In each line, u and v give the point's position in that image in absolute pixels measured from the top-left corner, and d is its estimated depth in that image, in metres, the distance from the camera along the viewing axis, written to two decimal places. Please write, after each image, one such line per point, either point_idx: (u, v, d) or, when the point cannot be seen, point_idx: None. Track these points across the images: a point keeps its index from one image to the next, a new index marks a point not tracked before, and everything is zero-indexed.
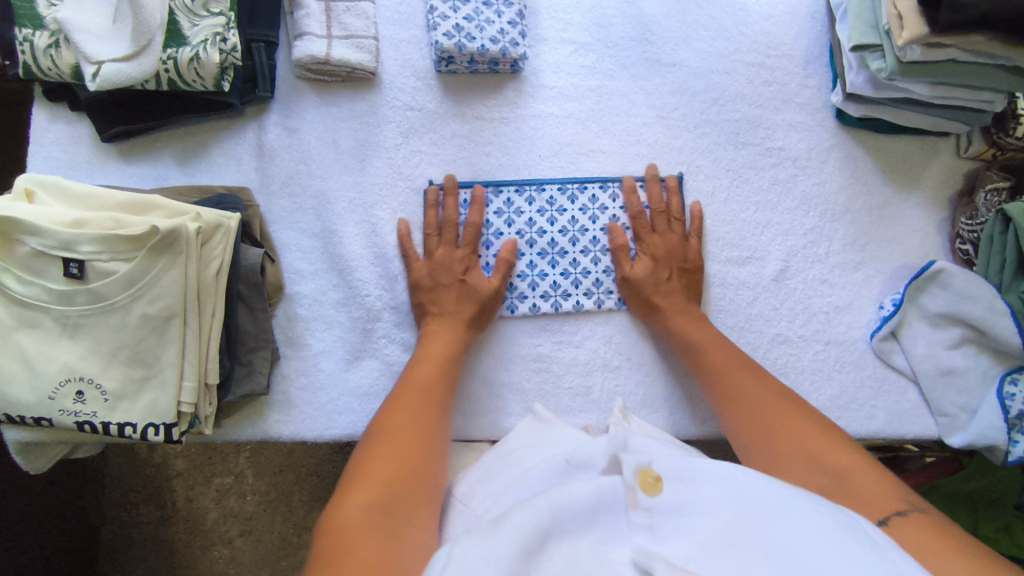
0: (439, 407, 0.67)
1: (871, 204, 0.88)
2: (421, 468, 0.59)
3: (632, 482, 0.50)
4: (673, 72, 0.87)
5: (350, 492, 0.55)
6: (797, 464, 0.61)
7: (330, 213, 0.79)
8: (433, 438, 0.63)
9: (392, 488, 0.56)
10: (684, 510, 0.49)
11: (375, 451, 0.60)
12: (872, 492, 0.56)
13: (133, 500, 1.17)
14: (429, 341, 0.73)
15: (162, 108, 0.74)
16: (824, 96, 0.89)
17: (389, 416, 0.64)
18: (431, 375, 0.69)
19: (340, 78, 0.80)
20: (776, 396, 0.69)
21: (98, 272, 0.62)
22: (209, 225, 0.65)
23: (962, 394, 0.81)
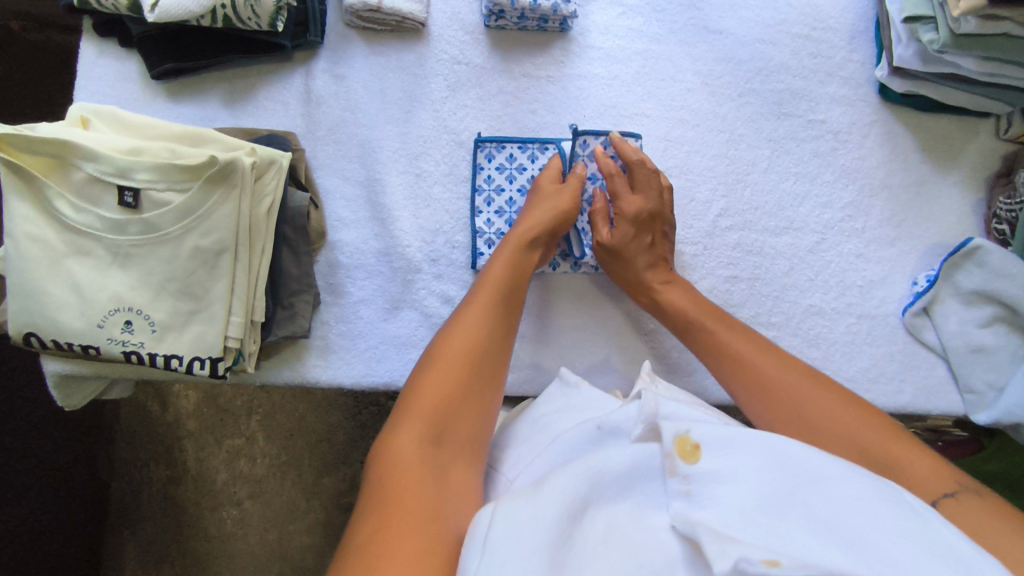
0: (501, 326, 0.64)
1: (909, 182, 0.88)
2: (471, 399, 0.58)
3: (668, 449, 0.47)
4: (719, 39, 0.87)
5: (402, 424, 0.54)
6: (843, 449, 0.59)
7: (375, 163, 0.79)
8: (486, 362, 0.61)
9: (445, 416, 0.55)
10: (721, 477, 0.45)
11: (431, 375, 0.58)
12: (922, 472, 0.54)
13: (146, 457, 1.18)
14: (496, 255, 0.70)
15: (212, 47, 0.73)
16: (868, 71, 0.89)
17: (447, 337, 0.61)
18: (493, 294, 0.66)
19: (389, 27, 0.80)
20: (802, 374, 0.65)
21: (152, 201, 0.62)
22: (263, 161, 0.65)
23: (991, 372, 0.81)
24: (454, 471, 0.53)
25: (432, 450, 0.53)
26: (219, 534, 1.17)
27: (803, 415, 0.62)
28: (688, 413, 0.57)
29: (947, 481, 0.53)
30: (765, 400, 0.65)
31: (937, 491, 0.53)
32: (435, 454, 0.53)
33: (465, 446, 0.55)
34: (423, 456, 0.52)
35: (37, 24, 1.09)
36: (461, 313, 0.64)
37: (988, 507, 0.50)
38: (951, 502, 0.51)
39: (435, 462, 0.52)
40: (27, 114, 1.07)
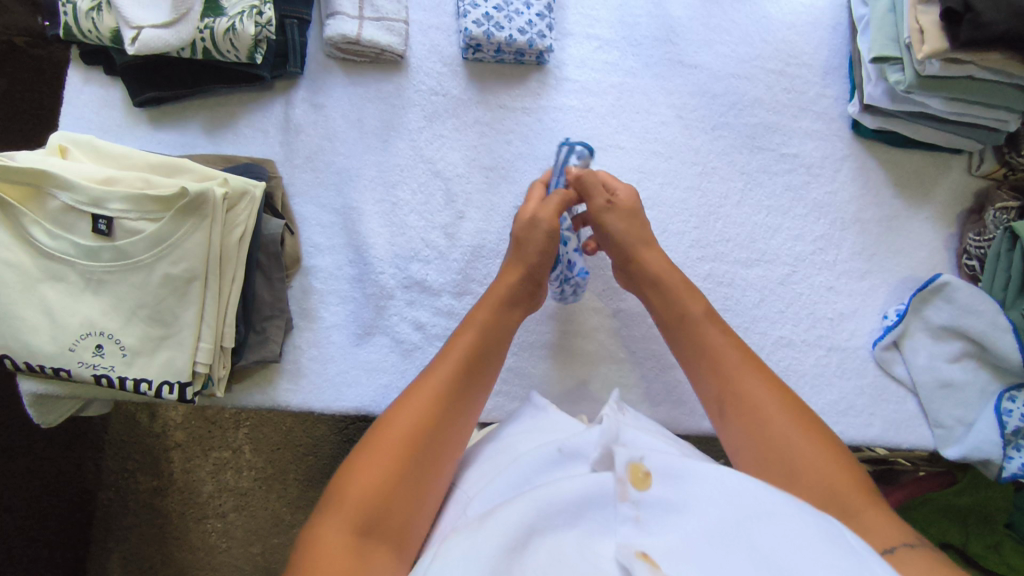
0: (458, 404, 0.62)
1: (881, 216, 0.89)
2: (415, 484, 0.56)
3: (620, 475, 0.49)
4: (694, 74, 0.88)
5: (330, 513, 0.53)
6: (804, 487, 0.56)
7: (351, 191, 0.80)
8: (438, 448, 0.58)
9: (379, 501, 0.54)
10: (673, 506, 0.47)
11: (370, 452, 0.56)
12: (880, 523, 0.52)
13: (132, 468, 1.18)
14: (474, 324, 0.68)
15: (192, 76, 0.75)
16: (841, 106, 0.90)
17: (398, 410, 0.60)
18: (451, 367, 0.63)
19: (368, 59, 0.82)
20: (782, 396, 0.63)
21: (124, 230, 0.64)
22: (235, 191, 0.66)
23: (959, 407, 0.81)
24: (379, 566, 0.51)
25: (358, 541, 0.51)
26: (203, 546, 1.18)
27: (768, 451, 0.59)
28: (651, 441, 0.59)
29: (903, 534, 0.51)
30: (737, 421, 0.63)
31: (893, 541, 0.51)
32: (360, 542, 0.51)
33: (395, 537, 0.54)
34: (348, 548, 0.50)
35: (41, 40, 1.11)
36: (414, 387, 0.62)
37: (942, 562, 0.48)
38: (904, 552, 0.49)
39: (359, 552, 0.51)
40: (33, 132, 1.10)
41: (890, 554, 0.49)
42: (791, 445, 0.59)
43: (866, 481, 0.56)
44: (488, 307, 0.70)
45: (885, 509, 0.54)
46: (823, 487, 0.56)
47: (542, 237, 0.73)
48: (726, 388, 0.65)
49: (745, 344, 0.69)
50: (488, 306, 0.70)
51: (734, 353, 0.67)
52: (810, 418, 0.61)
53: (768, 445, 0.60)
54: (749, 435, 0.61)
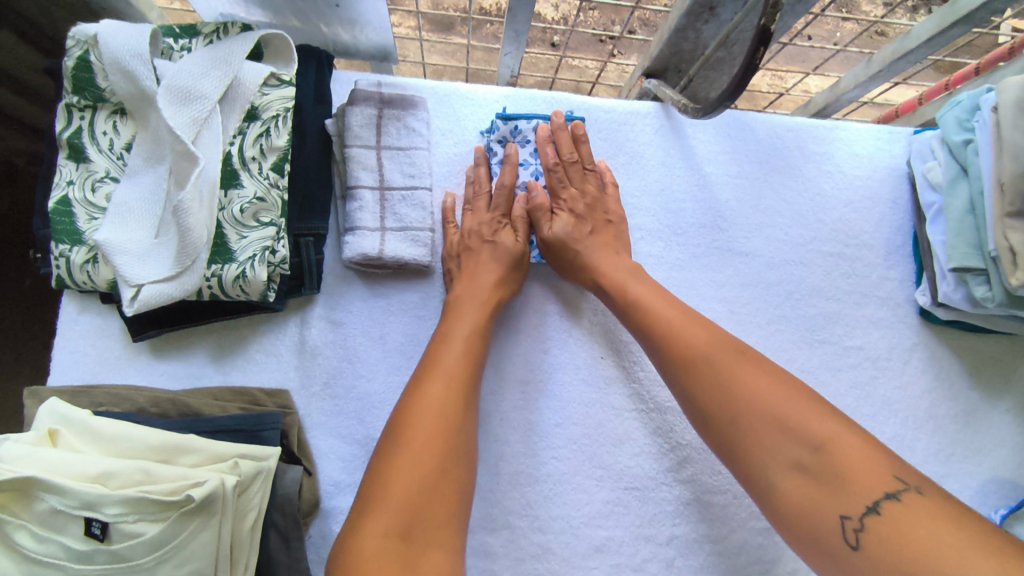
0: (463, 410, 0.59)
1: (958, 410, 0.81)
2: (439, 479, 0.54)
3: None
4: (746, 262, 0.80)
5: (361, 529, 0.50)
6: (767, 439, 0.53)
7: (374, 419, 0.72)
8: (450, 449, 0.56)
9: (414, 500, 0.51)
10: None
11: (397, 458, 0.54)
12: (861, 466, 0.49)
13: None
14: (459, 318, 0.67)
15: (201, 312, 0.68)
16: (908, 290, 0.82)
17: (412, 418, 0.57)
18: (442, 376, 0.60)
19: (392, 269, 0.74)
20: (732, 351, 0.59)
21: (121, 533, 0.55)
22: (247, 474, 0.58)
23: None
24: (429, 565, 0.49)
25: (399, 546, 0.49)
26: None
27: (722, 403, 0.57)
28: None
29: (887, 479, 0.48)
30: (685, 385, 0.61)
31: (877, 490, 0.47)
32: (407, 553, 0.49)
33: (436, 533, 0.51)
34: (388, 552, 0.48)
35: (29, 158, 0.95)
36: (415, 399, 0.59)
37: (942, 516, 0.45)
38: (891, 509, 0.46)
39: (406, 559, 0.48)
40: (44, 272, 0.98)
41: (876, 518, 0.46)
42: (745, 399, 0.56)
43: (831, 411, 0.53)
44: (475, 314, 0.67)
45: (869, 447, 0.50)
46: (782, 431, 0.53)
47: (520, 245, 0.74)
48: (673, 344, 0.62)
49: (679, 300, 0.66)
50: (478, 312, 0.68)
51: (663, 311, 0.64)
52: (757, 358, 0.59)
53: (718, 407, 0.57)
54: (699, 403, 0.59)
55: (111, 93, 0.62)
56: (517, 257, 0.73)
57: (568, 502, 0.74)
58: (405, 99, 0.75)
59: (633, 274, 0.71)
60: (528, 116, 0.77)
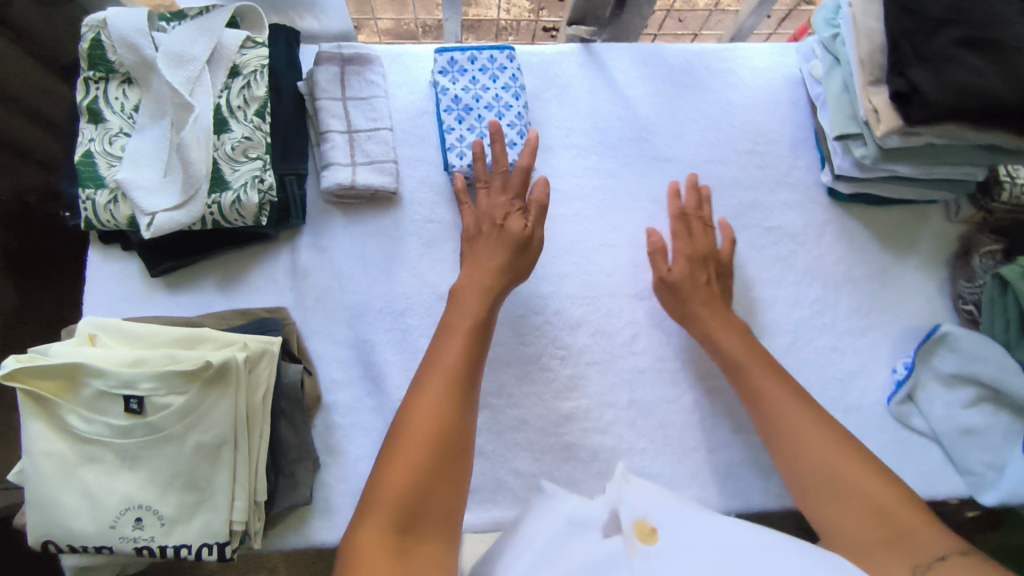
0: (456, 411, 0.65)
1: (869, 272, 0.93)
2: (441, 480, 0.61)
3: (631, 531, 0.61)
4: (670, 166, 0.93)
5: (367, 516, 0.58)
6: (851, 508, 0.66)
7: (363, 325, 0.84)
8: (453, 439, 0.63)
9: (408, 498, 0.59)
10: (677, 556, 0.58)
11: (398, 454, 0.61)
12: (914, 525, 0.62)
13: None
14: (457, 309, 0.72)
15: (208, 243, 0.80)
16: (814, 175, 0.95)
17: (415, 409, 0.64)
18: (448, 374, 0.66)
19: (365, 199, 0.87)
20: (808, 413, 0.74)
21: (155, 406, 0.67)
22: (255, 353, 0.70)
23: (987, 452, 0.82)
24: (424, 554, 0.57)
25: (397, 538, 0.57)
26: None
27: (796, 457, 0.72)
28: (653, 494, 0.66)
29: (950, 545, 0.60)
30: (768, 429, 0.75)
31: (932, 553, 0.60)
32: (400, 542, 0.57)
33: (436, 529, 0.60)
34: (388, 544, 0.56)
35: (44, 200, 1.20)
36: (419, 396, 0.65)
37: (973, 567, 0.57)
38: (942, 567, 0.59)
39: (400, 549, 0.56)
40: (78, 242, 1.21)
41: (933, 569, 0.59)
42: (829, 466, 0.69)
43: (900, 487, 0.66)
44: (477, 306, 0.72)
45: (931, 529, 0.62)
46: (869, 509, 0.65)
47: (521, 227, 0.76)
48: (752, 386, 0.78)
49: (773, 364, 0.79)
50: (478, 304, 0.72)
51: (765, 378, 0.77)
52: (830, 424, 0.73)
53: (799, 449, 0.72)
54: (771, 422, 0.75)
55: (119, 65, 0.75)
56: (521, 246, 0.76)
57: (538, 380, 0.85)
58: (361, 57, 0.88)
59: (716, 312, 0.83)
60: (461, 48, 0.86)
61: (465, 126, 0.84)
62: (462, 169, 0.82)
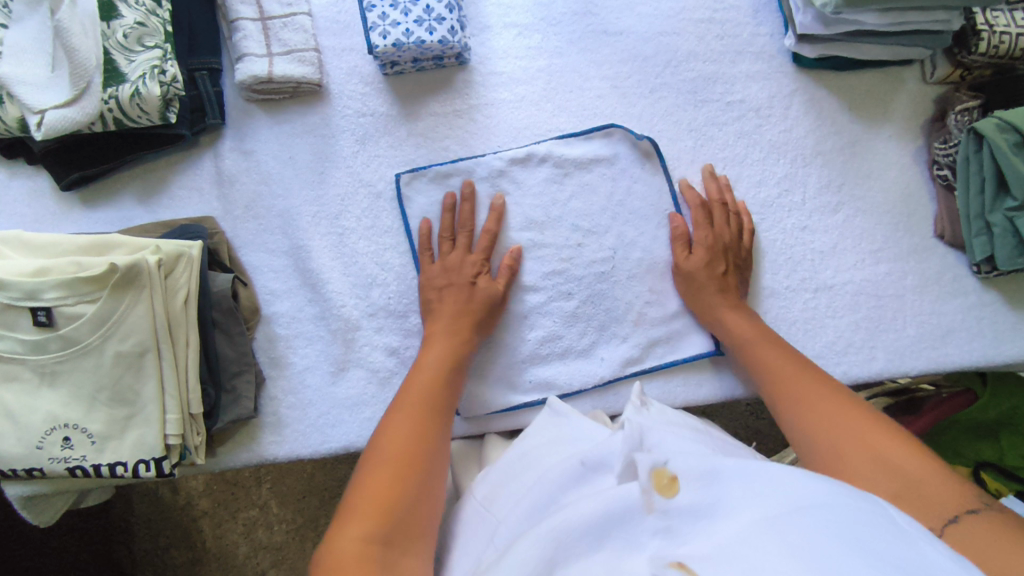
0: (432, 437, 0.60)
1: (841, 144, 0.86)
2: (421, 492, 0.55)
3: (644, 485, 0.47)
4: (621, 40, 0.86)
5: (338, 533, 0.51)
6: (852, 449, 0.56)
7: (296, 230, 0.78)
8: (428, 457, 0.59)
9: (394, 509, 0.53)
10: (703, 510, 0.45)
11: (372, 471, 0.56)
12: (929, 478, 0.52)
13: (166, 543, 1.15)
14: (391, 417, 0.62)
15: (116, 149, 0.74)
16: (778, 42, 0.88)
17: (389, 429, 0.60)
18: (416, 415, 0.62)
19: (288, 94, 0.80)
20: (796, 372, 0.66)
21: (65, 316, 0.63)
22: (170, 256, 0.65)
23: (934, 304, 0.83)
24: (406, 567, 0.50)
25: (377, 552, 0.50)
26: None
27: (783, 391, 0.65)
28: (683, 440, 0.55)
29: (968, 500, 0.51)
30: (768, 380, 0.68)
31: (956, 507, 0.50)
32: (382, 555, 0.50)
33: (415, 538, 0.53)
34: (367, 557, 0.49)
35: None
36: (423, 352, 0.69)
37: (1002, 529, 0.48)
38: (968, 520, 0.49)
39: (382, 561, 0.49)
40: None
41: (954, 525, 0.49)
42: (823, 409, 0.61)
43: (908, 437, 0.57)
44: (416, 405, 0.63)
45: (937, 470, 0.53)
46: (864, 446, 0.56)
47: None
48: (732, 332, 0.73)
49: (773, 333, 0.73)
50: (422, 393, 0.64)
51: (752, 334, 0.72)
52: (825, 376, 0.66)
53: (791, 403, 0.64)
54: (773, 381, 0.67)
55: None
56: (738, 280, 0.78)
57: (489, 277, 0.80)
58: None
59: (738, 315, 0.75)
60: None
61: (388, 4, 0.76)
62: (387, 45, 0.75)
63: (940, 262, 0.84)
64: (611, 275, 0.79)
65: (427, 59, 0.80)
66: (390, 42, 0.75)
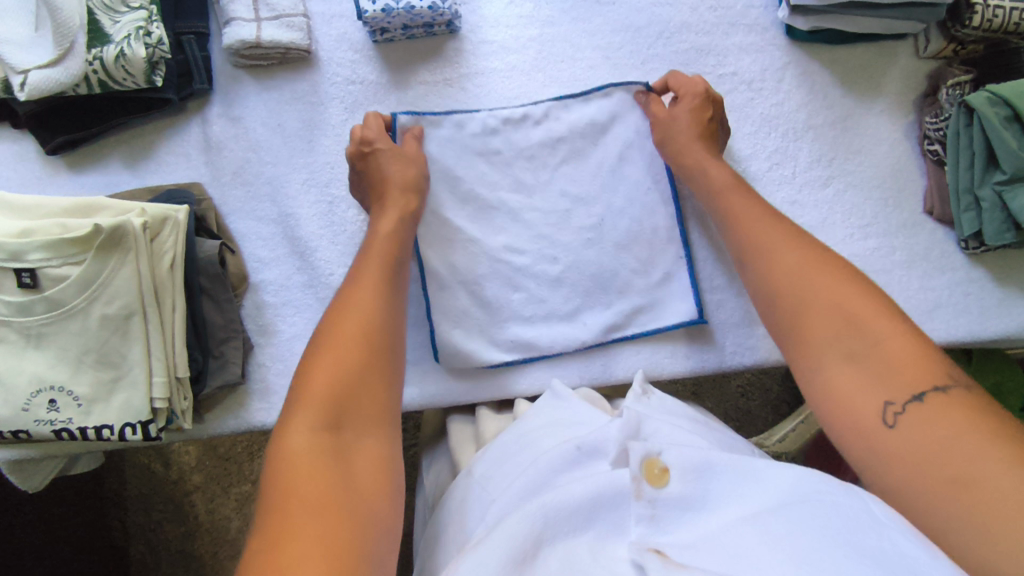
0: (387, 323, 0.58)
1: (833, 118, 0.86)
2: (373, 376, 0.54)
3: (636, 472, 0.47)
4: (613, 10, 0.85)
5: (288, 425, 0.49)
6: (823, 322, 0.54)
7: (285, 198, 0.78)
8: (381, 343, 0.56)
9: (343, 394, 0.51)
10: (693, 505, 0.46)
11: (320, 358, 0.53)
12: (902, 355, 0.49)
13: (159, 517, 1.16)
14: (342, 297, 0.59)
15: (102, 113, 0.73)
16: (772, 14, 0.87)
17: (338, 315, 0.57)
18: (368, 297, 0.59)
19: (276, 60, 0.79)
20: (777, 232, 0.63)
21: (50, 278, 0.62)
22: (155, 219, 0.66)
23: (922, 279, 0.83)
24: (362, 454, 0.49)
25: (329, 440, 0.48)
26: None
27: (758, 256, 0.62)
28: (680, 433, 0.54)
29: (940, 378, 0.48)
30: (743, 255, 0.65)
31: (925, 382, 0.48)
32: (335, 443, 0.49)
33: (373, 424, 0.52)
34: (319, 448, 0.48)
35: None
36: (375, 224, 0.68)
37: (967, 410, 0.45)
38: (936, 398, 0.47)
39: (336, 450, 0.48)
40: None
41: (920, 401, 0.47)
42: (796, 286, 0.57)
43: (891, 309, 0.53)
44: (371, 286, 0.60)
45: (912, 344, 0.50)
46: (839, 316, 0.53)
47: None
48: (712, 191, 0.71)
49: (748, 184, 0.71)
50: (377, 277, 0.62)
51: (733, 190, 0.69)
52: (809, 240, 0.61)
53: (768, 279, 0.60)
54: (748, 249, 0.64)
55: None
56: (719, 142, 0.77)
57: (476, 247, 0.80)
58: None
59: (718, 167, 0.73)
60: None
61: None
62: (377, 11, 0.75)
63: (929, 238, 0.85)
64: (600, 246, 0.79)
65: (417, 26, 0.79)
66: (380, 8, 0.75)
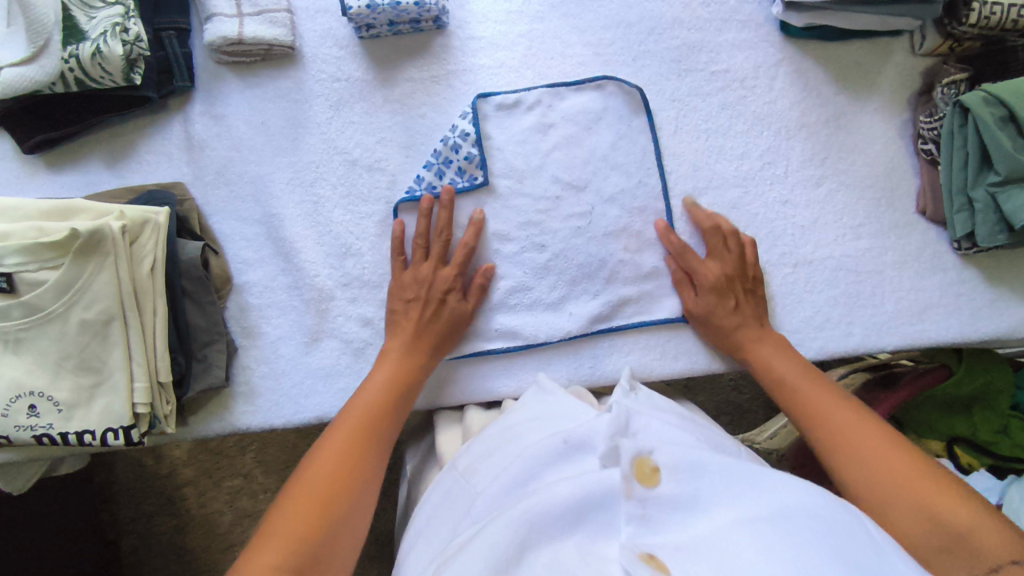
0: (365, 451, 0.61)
1: (826, 116, 0.85)
2: (343, 510, 0.56)
3: (627, 471, 0.47)
4: (604, 5, 0.84)
5: (251, 558, 0.51)
6: (895, 494, 0.55)
7: (269, 198, 0.77)
8: (356, 476, 0.59)
9: (312, 529, 0.54)
10: (682, 506, 0.46)
11: (296, 492, 0.56)
12: (982, 532, 0.50)
13: (150, 511, 1.15)
14: (331, 435, 0.62)
15: (80, 111, 0.72)
16: (766, 9, 0.86)
17: (323, 451, 0.60)
18: (350, 435, 0.62)
19: (259, 57, 0.78)
20: (836, 407, 0.64)
21: (28, 283, 0.61)
22: (134, 222, 0.65)
23: (912, 280, 0.83)
24: None
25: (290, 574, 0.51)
26: None
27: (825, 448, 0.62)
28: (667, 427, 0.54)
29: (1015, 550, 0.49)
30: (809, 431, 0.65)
31: (1004, 555, 0.49)
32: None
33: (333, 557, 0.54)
34: None
35: None
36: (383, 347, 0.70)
37: None
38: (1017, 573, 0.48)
39: None
40: None
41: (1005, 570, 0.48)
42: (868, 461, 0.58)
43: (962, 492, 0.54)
44: (358, 420, 0.63)
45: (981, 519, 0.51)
46: (909, 488, 0.54)
47: None
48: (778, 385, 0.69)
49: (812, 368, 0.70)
50: (368, 412, 0.64)
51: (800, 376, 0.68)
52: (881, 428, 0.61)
53: (838, 441, 0.61)
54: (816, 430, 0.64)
55: None
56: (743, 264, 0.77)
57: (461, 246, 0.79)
58: None
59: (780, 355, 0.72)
60: None
61: None
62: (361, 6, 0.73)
63: (921, 239, 0.84)
64: (588, 247, 0.78)
65: (403, 22, 0.78)
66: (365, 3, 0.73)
